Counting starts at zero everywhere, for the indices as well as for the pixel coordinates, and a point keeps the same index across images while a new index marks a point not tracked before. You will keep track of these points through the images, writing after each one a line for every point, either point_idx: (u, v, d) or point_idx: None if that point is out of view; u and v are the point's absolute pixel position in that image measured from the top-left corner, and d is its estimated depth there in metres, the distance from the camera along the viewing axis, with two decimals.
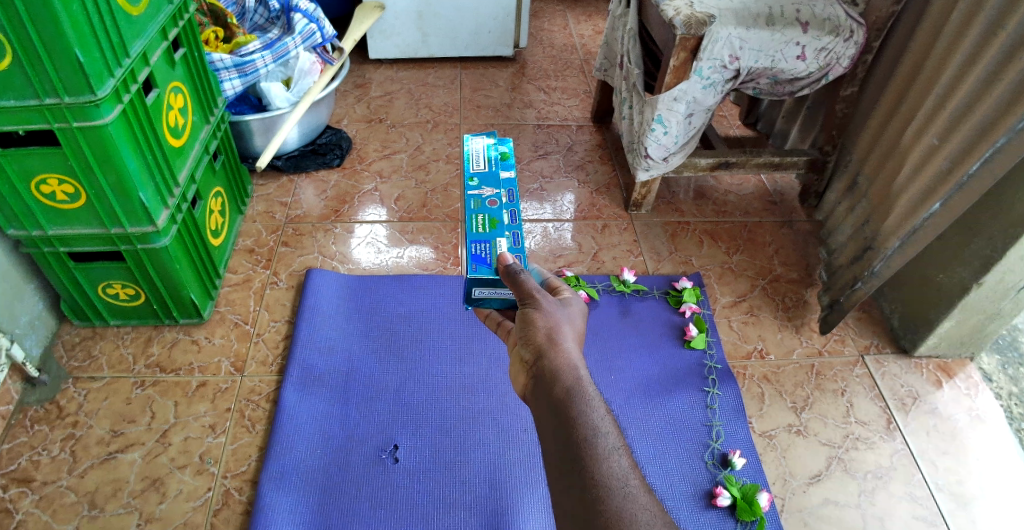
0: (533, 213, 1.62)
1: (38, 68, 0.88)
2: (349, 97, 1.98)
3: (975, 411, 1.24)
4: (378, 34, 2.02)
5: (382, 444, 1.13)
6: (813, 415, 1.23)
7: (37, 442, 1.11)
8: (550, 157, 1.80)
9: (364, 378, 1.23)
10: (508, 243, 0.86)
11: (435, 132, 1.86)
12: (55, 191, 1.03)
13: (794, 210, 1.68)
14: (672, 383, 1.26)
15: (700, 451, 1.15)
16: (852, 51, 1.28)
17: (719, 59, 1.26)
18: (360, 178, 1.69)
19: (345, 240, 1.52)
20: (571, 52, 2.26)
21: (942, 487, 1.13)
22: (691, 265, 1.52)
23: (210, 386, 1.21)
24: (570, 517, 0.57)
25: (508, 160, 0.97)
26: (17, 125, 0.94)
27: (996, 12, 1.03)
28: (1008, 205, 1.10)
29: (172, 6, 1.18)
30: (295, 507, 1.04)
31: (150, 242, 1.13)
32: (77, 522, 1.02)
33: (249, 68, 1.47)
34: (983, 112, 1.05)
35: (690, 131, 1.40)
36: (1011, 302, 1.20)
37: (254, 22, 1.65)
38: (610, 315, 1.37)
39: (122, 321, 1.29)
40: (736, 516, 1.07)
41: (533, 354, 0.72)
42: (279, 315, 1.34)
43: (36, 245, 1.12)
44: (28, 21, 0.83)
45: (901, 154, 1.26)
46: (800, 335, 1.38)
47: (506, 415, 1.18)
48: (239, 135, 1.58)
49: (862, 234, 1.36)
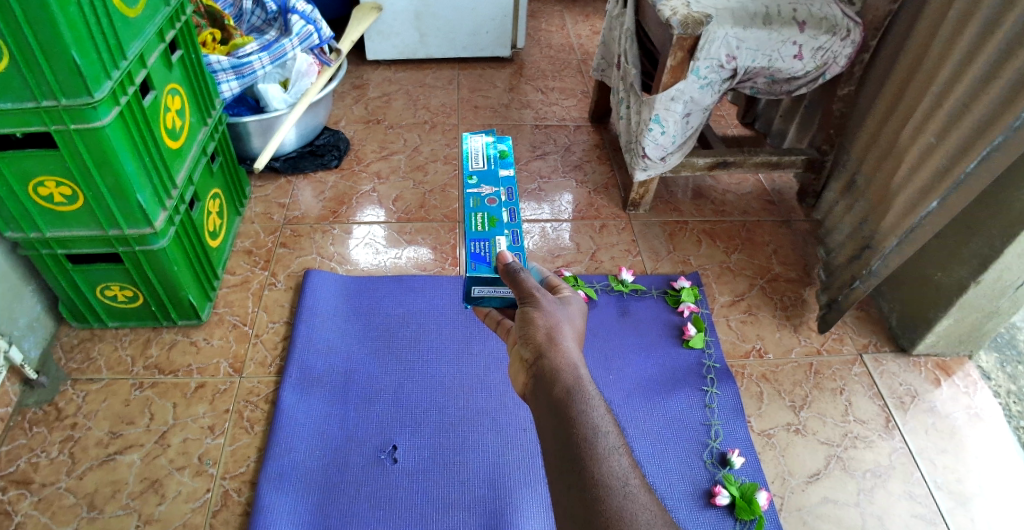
0: (531, 213, 1.62)
1: (36, 70, 0.88)
2: (348, 98, 1.98)
3: (973, 409, 1.25)
4: (376, 35, 2.03)
5: (381, 444, 1.13)
6: (812, 414, 1.23)
7: (36, 444, 1.11)
8: (548, 157, 1.80)
9: (363, 378, 1.23)
10: (507, 241, 0.86)
11: (433, 133, 1.87)
12: (53, 193, 1.03)
13: (793, 209, 1.68)
14: (672, 382, 1.26)
15: (699, 450, 1.16)
16: (849, 49, 1.28)
17: (716, 59, 1.26)
18: (358, 179, 1.69)
19: (344, 241, 1.52)
20: (569, 52, 2.26)
21: (941, 486, 1.13)
22: (689, 264, 1.52)
23: (209, 387, 1.21)
24: (570, 517, 0.57)
25: (507, 158, 0.98)
26: (15, 128, 0.94)
27: (993, 11, 1.03)
28: (1007, 203, 1.10)
29: (170, 7, 1.18)
30: (295, 508, 1.04)
31: (148, 244, 1.13)
32: (76, 523, 1.02)
33: (247, 69, 1.47)
34: (981, 110, 1.05)
35: (688, 130, 1.40)
36: (1009, 301, 1.21)
37: (251, 24, 1.65)
38: (609, 315, 1.37)
39: (121, 323, 1.29)
40: (735, 515, 1.07)
41: (532, 353, 0.72)
42: (278, 316, 1.34)
43: (34, 247, 1.12)
44: (26, 24, 0.83)
45: (899, 152, 1.26)
46: (799, 334, 1.38)
47: (506, 415, 1.18)
48: (238, 137, 1.58)
49: (860, 233, 1.37)
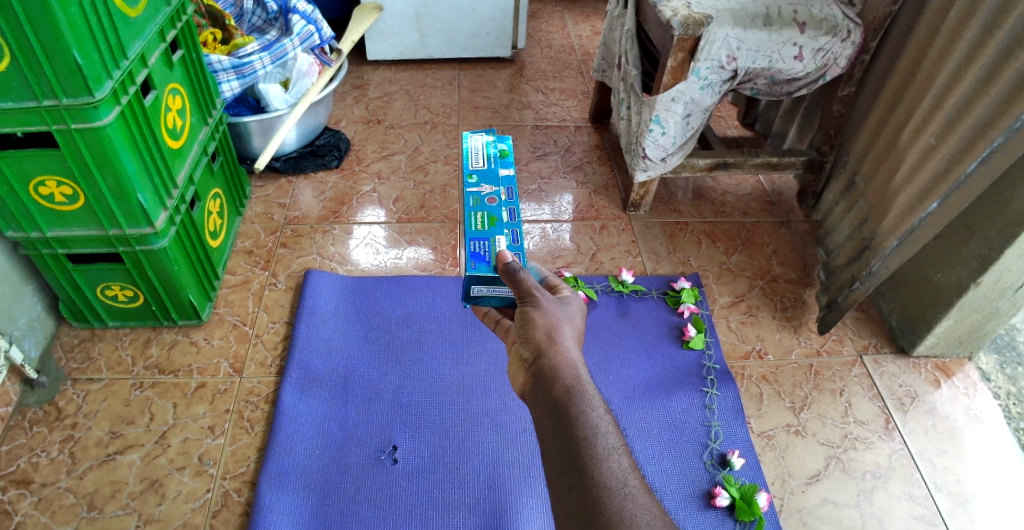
0: (531, 213, 1.63)
1: (36, 70, 0.88)
2: (348, 98, 1.98)
3: (973, 410, 1.25)
4: (377, 35, 2.03)
5: (381, 445, 1.13)
6: (812, 415, 1.23)
7: (36, 444, 1.11)
8: (549, 157, 1.80)
9: (364, 379, 1.23)
10: (506, 240, 0.86)
11: (434, 133, 1.87)
12: (54, 192, 1.03)
13: (793, 209, 1.68)
14: (672, 383, 1.26)
15: (700, 450, 1.16)
16: (849, 51, 1.28)
17: (717, 60, 1.26)
18: (359, 179, 1.70)
19: (344, 241, 1.52)
20: (570, 52, 2.26)
21: (941, 487, 1.13)
22: (689, 264, 1.52)
23: (210, 387, 1.21)
24: (570, 517, 0.57)
25: (507, 157, 0.97)
26: (16, 127, 0.94)
27: (992, 12, 1.03)
28: (1005, 203, 1.10)
29: (170, 7, 1.18)
30: (295, 508, 1.04)
31: (149, 244, 1.13)
32: (76, 523, 1.02)
33: (247, 69, 1.47)
34: (981, 111, 1.05)
35: (689, 131, 1.40)
36: (1008, 302, 1.21)
37: (252, 24, 1.65)
38: (609, 315, 1.37)
39: (121, 322, 1.29)
40: (735, 516, 1.07)
41: (532, 352, 0.72)
42: (278, 316, 1.34)
43: (35, 246, 1.12)
44: (27, 24, 0.83)
45: (898, 153, 1.26)
46: (799, 335, 1.38)
47: (506, 416, 1.18)
48: (238, 136, 1.58)
49: (860, 233, 1.37)
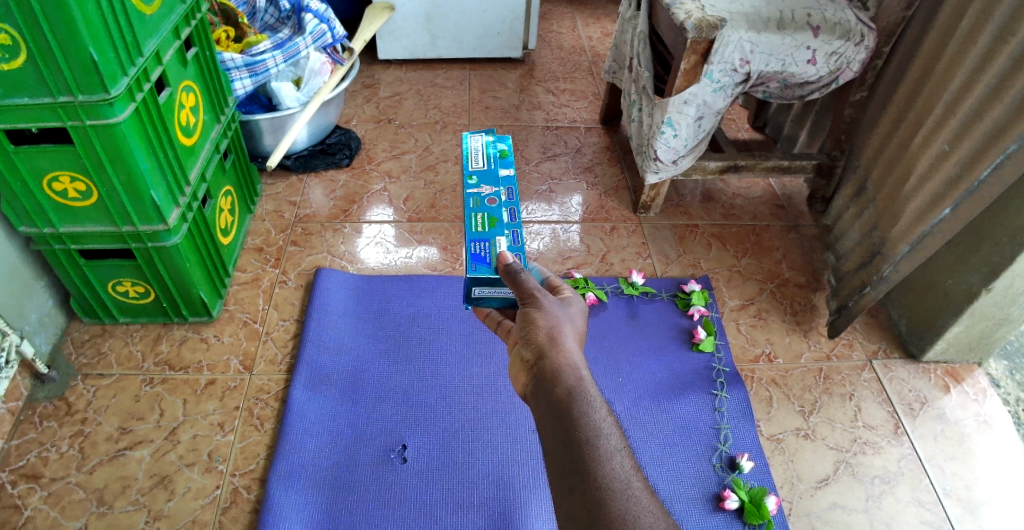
0: (541, 214, 1.63)
1: (51, 67, 0.89)
2: (359, 97, 1.99)
3: (983, 416, 1.24)
4: (387, 35, 2.03)
5: (390, 444, 1.13)
6: (821, 420, 1.23)
7: (46, 438, 1.11)
8: (559, 158, 1.81)
9: (373, 379, 1.23)
10: (507, 242, 0.86)
11: (443, 133, 1.87)
12: (67, 189, 1.04)
13: (802, 214, 1.68)
14: (681, 386, 1.25)
15: (707, 454, 1.15)
16: (862, 55, 1.29)
17: (729, 63, 1.26)
18: (369, 178, 1.70)
19: (354, 240, 1.52)
20: (580, 54, 2.27)
21: (949, 493, 1.13)
22: (699, 268, 1.52)
23: (219, 384, 1.21)
24: (572, 519, 0.58)
25: (506, 157, 0.98)
26: (29, 123, 0.94)
27: (1005, 19, 1.03)
28: (1015, 211, 1.10)
29: (185, 5, 1.18)
30: (303, 506, 1.04)
31: (160, 241, 1.13)
32: (85, 519, 1.03)
33: (260, 67, 1.48)
34: (994, 118, 1.05)
35: (699, 134, 1.40)
36: (1019, 308, 1.21)
37: (265, 22, 1.66)
38: (617, 317, 1.37)
39: (131, 319, 1.29)
40: (743, 519, 1.07)
41: (534, 354, 0.71)
42: (288, 314, 1.34)
43: (46, 242, 1.12)
44: (42, 20, 0.84)
45: (909, 158, 1.26)
46: (808, 338, 1.38)
47: (514, 417, 1.18)
48: (249, 134, 1.59)
49: (870, 238, 1.37)
